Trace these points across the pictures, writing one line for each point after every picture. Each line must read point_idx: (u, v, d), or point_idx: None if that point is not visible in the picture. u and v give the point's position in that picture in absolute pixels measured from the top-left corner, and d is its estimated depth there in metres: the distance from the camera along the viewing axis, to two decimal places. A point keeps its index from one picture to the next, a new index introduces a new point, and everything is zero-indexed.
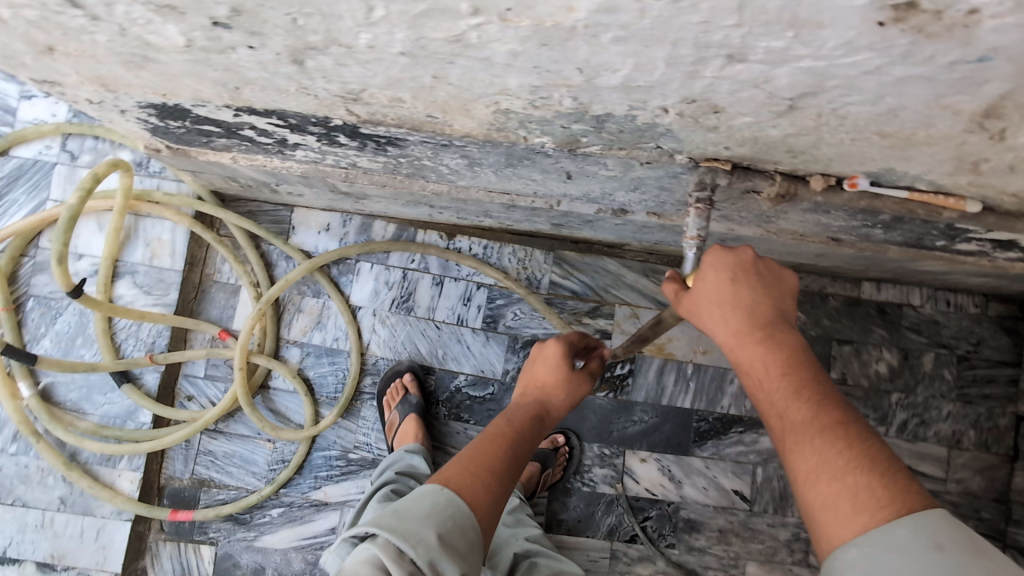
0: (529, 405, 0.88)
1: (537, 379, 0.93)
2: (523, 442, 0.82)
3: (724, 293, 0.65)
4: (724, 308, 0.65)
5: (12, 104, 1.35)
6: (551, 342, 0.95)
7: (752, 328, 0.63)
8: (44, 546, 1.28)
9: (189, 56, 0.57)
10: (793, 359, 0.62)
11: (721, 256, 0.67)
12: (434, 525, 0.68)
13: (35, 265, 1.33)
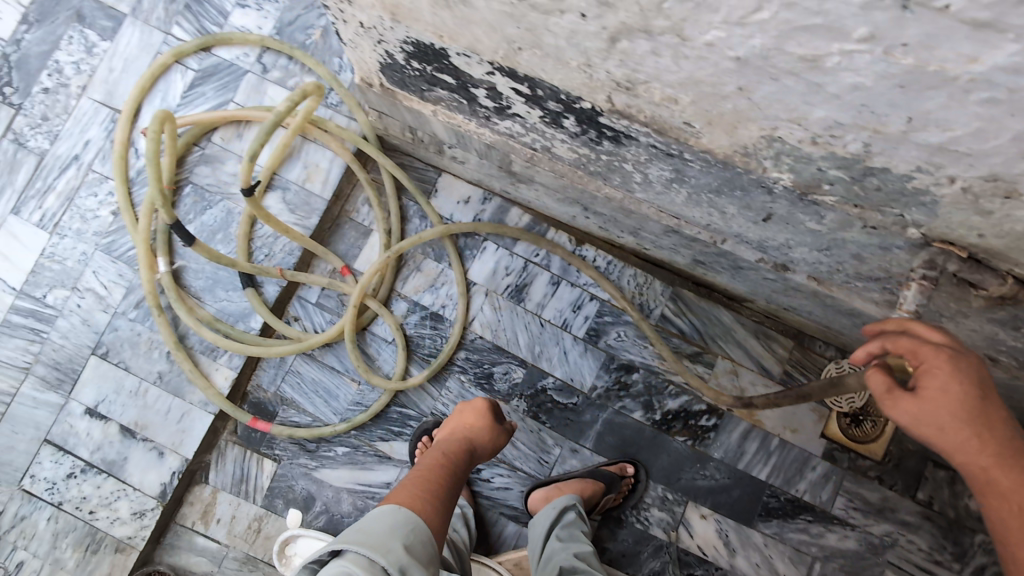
0: (457, 442, 1.13)
1: (466, 423, 1.18)
2: (456, 474, 1.06)
3: (969, 405, 0.60)
4: (974, 422, 0.61)
5: (227, 8, 1.44)
6: (480, 398, 1.21)
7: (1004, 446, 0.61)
8: (131, 412, 1.34)
9: (511, 8, 0.61)
10: None
11: (951, 354, 0.61)
12: (398, 539, 0.85)
13: (203, 156, 1.40)
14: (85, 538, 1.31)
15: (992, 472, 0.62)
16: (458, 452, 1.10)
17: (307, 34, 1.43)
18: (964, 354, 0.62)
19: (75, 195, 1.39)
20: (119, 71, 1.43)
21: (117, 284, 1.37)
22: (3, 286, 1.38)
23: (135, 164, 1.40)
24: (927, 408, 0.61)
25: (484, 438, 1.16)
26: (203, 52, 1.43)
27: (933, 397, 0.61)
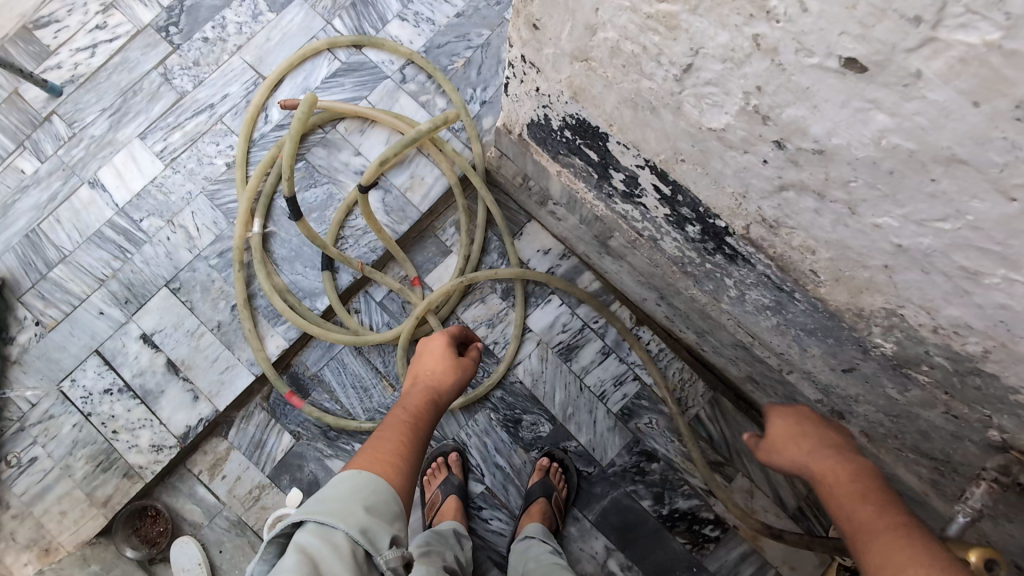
0: (420, 395, 0.91)
1: (425, 369, 0.96)
2: (425, 433, 0.88)
3: (804, 436, 0.73)
4: (808, 443, 0.72)
5: (387, 17, 1.55)
6: (440, 335, 0.98)
7: (847, 464, 0.68)
8: (181, 350, 1.39)
9: (698, 133, 0.67)
10: (868, 488, 0.64)
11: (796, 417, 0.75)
12: (361, 501, 0.76)
13: (323, 139, 1.49)
14: (99, 454, 1.35)
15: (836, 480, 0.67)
16: (422, 407, 0.90)
17: (451, 61, 1.53)
18: (807, 416, 0.76)
19: (198, 139, 1.48)
20: (274, 43, 1.53)
21: (209, 229, 1.45)
22: (108, 200, 1.46)
23: (261, 127, 1.49)
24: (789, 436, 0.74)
25: (450, 381, 0.95)
26: (354, 48, 1.53)
27: (787, 432, 0.74)
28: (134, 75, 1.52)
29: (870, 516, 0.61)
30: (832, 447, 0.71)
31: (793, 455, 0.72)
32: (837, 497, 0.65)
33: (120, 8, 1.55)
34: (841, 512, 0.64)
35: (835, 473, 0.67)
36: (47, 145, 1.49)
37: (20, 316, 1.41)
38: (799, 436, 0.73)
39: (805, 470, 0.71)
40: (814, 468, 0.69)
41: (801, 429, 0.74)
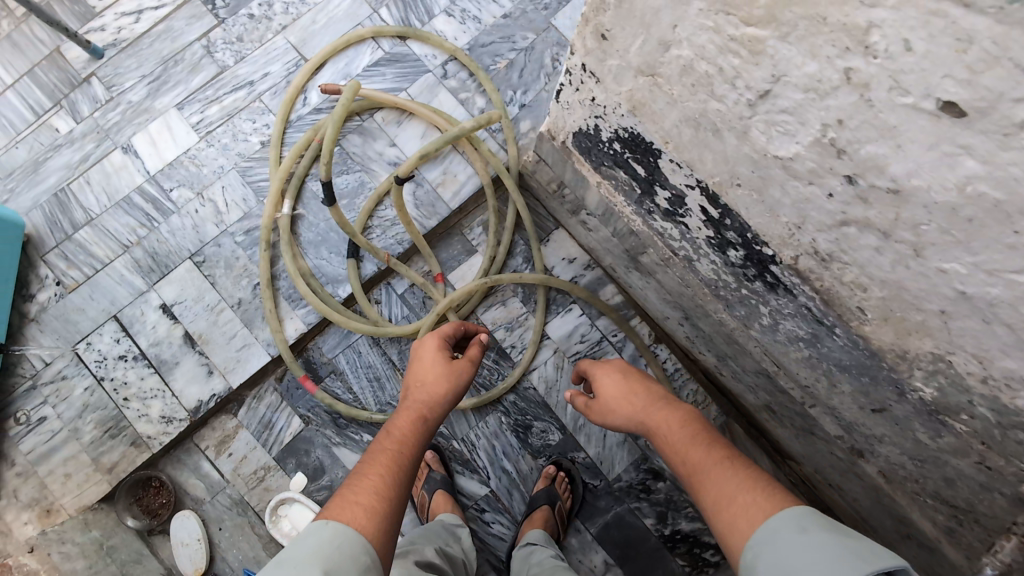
0: (413, 409, 0.94)
1: (418, 380, 1.00)
2: (415, 452, 0.90)
3: (622, 387, 0.96)
4: (631, 398, 0.94)
5: (434, 10, 1.54)
6: (429, 343, 1.04)
7: (659, 403, 0.91)
8: (200, 324, 1.39)
9: (762, 160, 0.66)
10: (687, 421, 0.86)
11: (614, 374, 0.98)
12: (322, 559, 0.67)
13: (360, 126, 1.48)
14: (109, 420, 1.34)
15: (664, 428, 0.87)
16: (411, 425, 0.92)
17: (494, 61, 1.52)
18: (619, 368, 0.99)
19: (235, 114, 1.48)
20: (319, 26, 1.52)
21: (237, 206, 1.44)
22: (139, 167, 1.46)
23: (299, 109, 1.48)
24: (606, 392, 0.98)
25: (441, 392, 0.98)
26: (399, 39, 1.52)
27: (612, 388, 0.97)
28: (176, 44, 1.51)
29: (699, 455, 0.81)
30: (659, 402, 0.91)
31: (630, 415, 0.93)
32: (671, 442, 0.86)
33: None
34: (679, 456, 0.83)
35: (668, 425, 0.87)
36: (84, 106, 1.48)
37: (42, 273, 1.40)
38: (623, 390, 0.95)
39: (645, 423, 0.91)
40: (651, 421, 0.90)
41: (633, 391, 0.95)
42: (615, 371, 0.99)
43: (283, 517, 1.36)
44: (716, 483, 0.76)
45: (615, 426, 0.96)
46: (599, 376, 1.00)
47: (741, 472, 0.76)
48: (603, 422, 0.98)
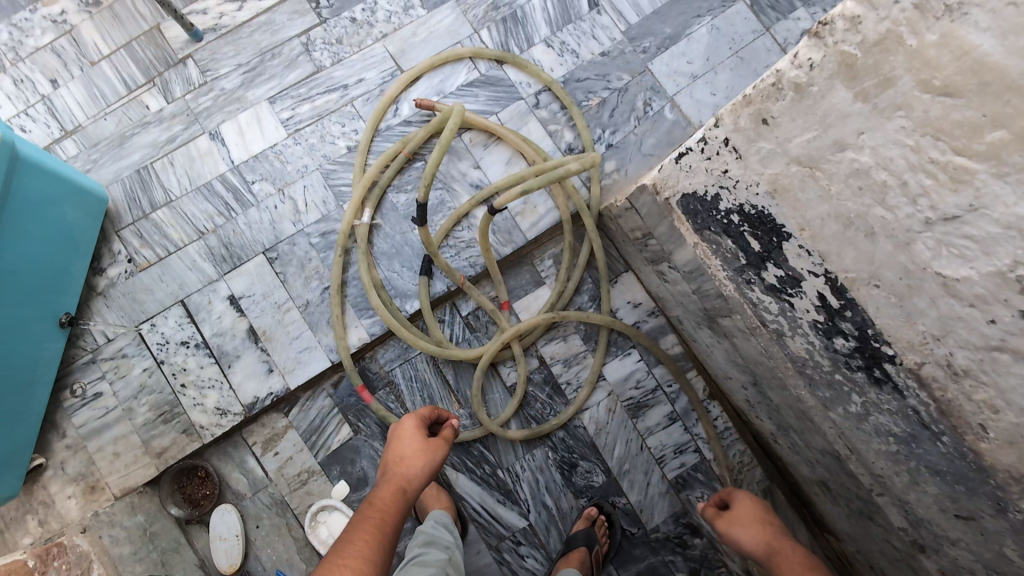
0: (390, 486, 0.95)
1: (397, 456, 1.01)
2: (392, 530, 0.91)
3: (755, 512, 1.00)
4: (763, 524, 0.98)
5: (534, 40, 1.55)
6: (408, 419, 1.05)
7: (784, 538, 0.95)
8: (265, 321, 1.40)
9: (917, 271, 0.67)
10: (808, 557, 0.91)
11: (750, 499, 1.02)
12: None
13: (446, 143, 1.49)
14: (164, 405, 1.35)
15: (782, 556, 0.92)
16: (389, 502, 0.93)
17: (587, 97, 1.53)
18: (752, 494, 1.04)
19: (326, 116, 1.49)
20: (419, 39, 1.53)
21: (316, 207, 1.45)
22: (224, 155, 1.46)
23: (389, 119, 1.49)
24: (739, 514, 1.00)
25: (419, 466, 0.99)
26: (495, 62, 1.53)
27: (747, 510, 1.00)
28: (276, 38, 1.52)
29: None
30: (788, 538, 0.95)
31: (755, 537, 0.97)
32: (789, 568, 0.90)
33: None
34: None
35: (791, 556, 0.91)
36: (177, 87, 1.48)
37: (114, 248, 1.41)
38: (760, 518, 0.99)
39: (768, 551, 0.94)
40: (779, 553, 0.93)
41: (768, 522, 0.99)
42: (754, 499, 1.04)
43: (321, 523, 1.35)
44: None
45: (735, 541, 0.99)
46: (742, 499, 1.02)
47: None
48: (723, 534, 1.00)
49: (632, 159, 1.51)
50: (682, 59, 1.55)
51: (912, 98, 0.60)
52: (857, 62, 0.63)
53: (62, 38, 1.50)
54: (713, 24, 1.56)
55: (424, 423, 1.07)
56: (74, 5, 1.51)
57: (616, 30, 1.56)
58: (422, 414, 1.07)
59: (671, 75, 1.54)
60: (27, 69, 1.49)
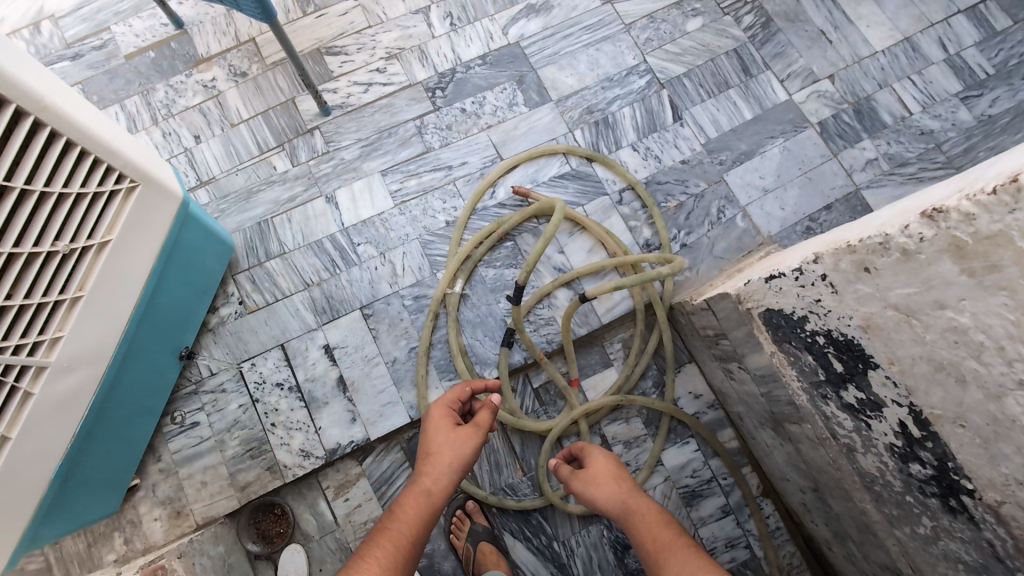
0: (419, 482, 1.12)
1: (426, 454, 1.17)
2: (421, 522, 1.06)
3: (609, 470, 1.16)
4: (615, 481, 1.14)
5: (622, 142, 1.71)
6: (435, 416, 1.22)
7: (630, 492, 1.11)
8: (355, 372, 1.51)
9: (1006, 421, 0.76)
10: (660, 512, 1.06)
11: (603, 457, 1.19)
12: None
13: (535, 227, 1.63)
14: (253, 440, 1.45)
15: (632, 512, 1.07)
16: (417, 499, 1.09)
17: (666, 199, 1.68)
18: (608, 455, 1.20)
19: (430, 192, 1.65)
20: (520, 132, 1.71)
21: (412, 272, 1.59)
22: (336, 217, 1.62)
23: (486, 199, 1.65)
24: (591, 474, 1.15)
25: (445, 460, 1.15)
26: (585, 159, 1.69)
27: (603, 471, 1.16)
28: (394, 119, 1.70)
29: (667, 535, 1.00)
30: (637, 492, 1.11)
31: (611, 494, 1.11)
32: (645, 525, 1.04)
33: (402, 61, 1.75)
34: (647, 534, 1.02)
35: (644, 508, 1.07)
36: (302, 153, 1.67)
37: (229, 290, 1.56)
38: (612, 475, 1.14)
39: (620, 504, 1.10)
40: (630, 504, 1.08)
41: (620, 474, 1.15)
42: (611, 458, 1.20)
43: None
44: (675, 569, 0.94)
45: (591, 498, 1.14)
46: (593, 453, 1.20)
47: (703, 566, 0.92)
48: (581, 491, 1.15)
49: (703, 259, 1.63)
50: (755, 173, 1.69)
51: (1017, 283, 0.69)
52: (968, 247, 0.74)
53: (210, 101, 1.70)
54: (785, 145, 1.71)
55: (452, 420, 1.22)
56: (224, 74, 1.72)
57: (696, 142, 1.72)
58: (449, 413, 1.24)
59: (744, 186, 1.69)
60: (175, 125, 1.69)
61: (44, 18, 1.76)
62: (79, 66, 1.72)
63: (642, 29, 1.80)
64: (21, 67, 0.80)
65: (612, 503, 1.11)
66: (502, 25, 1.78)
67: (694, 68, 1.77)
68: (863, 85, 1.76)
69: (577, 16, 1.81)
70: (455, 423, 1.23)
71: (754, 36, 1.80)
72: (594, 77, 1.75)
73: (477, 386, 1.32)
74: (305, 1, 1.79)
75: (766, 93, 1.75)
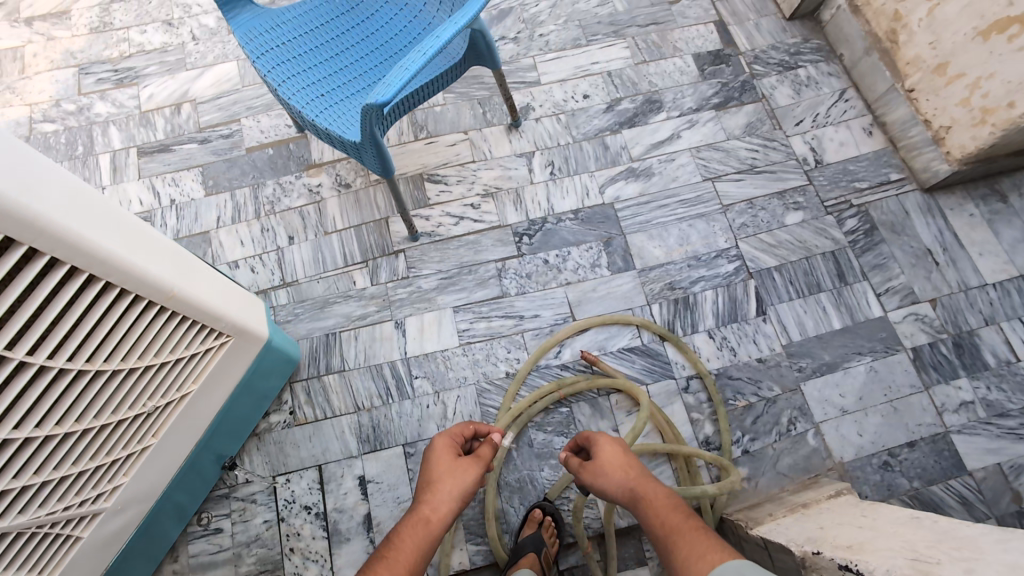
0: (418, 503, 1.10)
1: (426, 476, 1.15)
2: (425, 545, 1.05)
3: (619, 454, 1.16)
4: (626, 466, 1.13)
5: (699, 327, 1.66)
6: (439, 441, 1.19)
7: (646, 481, 1.10)
8: (382, 513, 1.48)
9: None
10: (677, 506, 1.03)
11: (613, 441, 1.18)
12: None
13: (593, 398, 1.60)
14: (268, 562, 1.45)
15: (649, 499, 1.06)
16: (412, 532, 1.06)
17: (734, 397, 1.60)
18: (615, 439, 1.19)
19: (497, 339, 1.65)
20: (597, 295, 1.69)
21: (462, 419, 1.58)
22: (401, 345, 1.64)
23: (550, 357, 1.64)
24: (602, 461, 1.16)
25: (443, 479, 1.13)
26: (658, 336, 1.65)
27: (614, 456, 1.15)
28: (477, 257, 1.73)
29: (688, 532, 0.96)
30: (653, 482, 1.10)
31: (622, 482, 1.11)
32: (658, 510, 1.03)
33: (496, 200, 1.79)
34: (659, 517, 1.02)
35: (658, 500, 1.05)
36: (383, 274, 1.71)
37: (283, 398, 1.59)
38: (624, 458, 1.15)
39: (632, 490, 1.09)
40: (643, 491, 1.08)
41: (630, 459, 1.15)
42: (618, 441, 1.20)
43: None
44: (689, 546, 0.94)
45: (601, 485, 1.15)
46: (601, 441, 1.18)
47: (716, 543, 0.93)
48: (592, 483, 1.15)
49: (764, 472, 1.54)
50: (834, 389, 1.60)
51: None
52: None
53: (311, 206, 1.79)
54: (871, 365, 1.62)
55: (452, 447, 1.20)
56: (330, 182, 1.82)
57: (777, 341, 1.65)
58: (451, 441, 1.21)
59: (821, 401, 1.59)
60: (275, 221, 1.78)
61: (186, 100, 1.92)
62: (204, 149, 1.86)
63: (739, 213, 1.77)
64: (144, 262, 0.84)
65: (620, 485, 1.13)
66: (600, 183, 1.81)
67: (787, 263, 1.72)
68: (967, 318, 1.65)
69: (675, 187, 1.81)
70: (455, 450, 1.20)
71: (856, 241, 1.73)
72: (682, 252, 1.73)
73: (480, 428, 1.29)
74: (418, 126, 1.88)
75: (859, 305, 1.67)
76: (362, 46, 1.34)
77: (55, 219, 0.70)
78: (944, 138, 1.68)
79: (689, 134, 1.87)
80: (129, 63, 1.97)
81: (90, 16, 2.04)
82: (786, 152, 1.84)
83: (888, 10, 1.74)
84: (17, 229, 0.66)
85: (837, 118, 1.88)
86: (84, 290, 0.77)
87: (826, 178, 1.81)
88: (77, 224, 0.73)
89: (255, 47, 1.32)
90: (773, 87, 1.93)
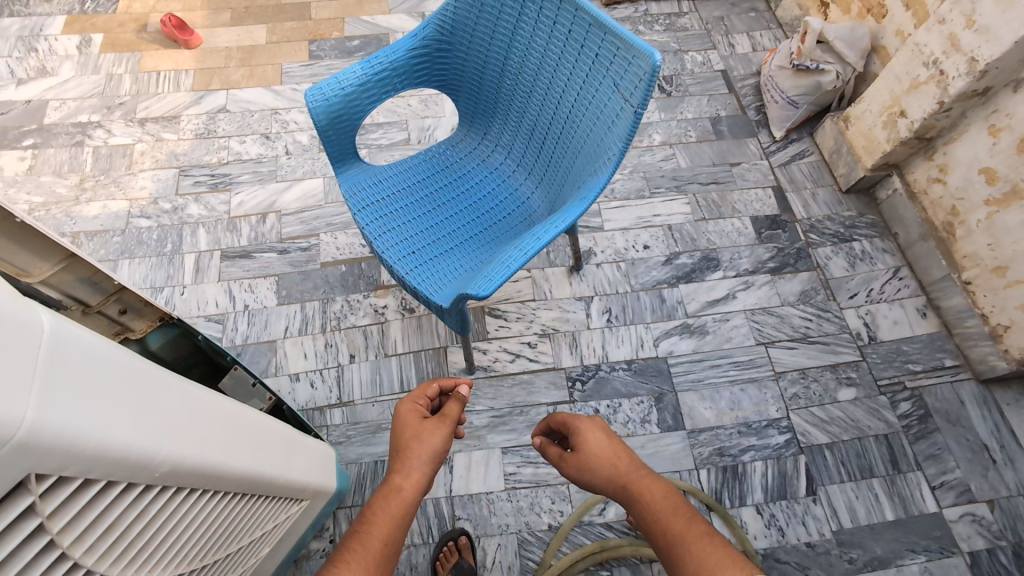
0: (391, 468, 1.00)
1: (398, 442, 1.04)
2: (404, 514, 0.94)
3: (606, 444, 1.02)
4: (613, 455, 1.00)
5: (747, 499, 1.64)
6: (404, 406, 1.10)
7: (636, 468, 0.98)
8: None
9: None
10: (672, 495, 0.91)
11: (598, 426, 1.04)
12: None
13: (636, 564, 1.55)
14: None
15: (641, 494, 0.93)
16: (384, 505, 0.94)
17: None
18: (597, 424, 1.04)
19: (542, 486, 1.65)
20: (645, 451, 1.69)
21: (500, 569, 1.56)
22: (446, 482, 1.65)
23: (594, 513, 1.62)
24: (586, 456, 1.01)
25: (414, 437, 1.04)
26: (703, 505, 1.63)
27: (603, 448, 1.01)
28: (529, 397, 1.76)
29: (685, 530, 0.86)
30: (645, 470, 0.98)
31: (612, 477, 0.98)
32: (658, 516, 0.89)
33: (553, 342, 1.84)
34: (661, 527, 0.88)
35: (652, 493, 0.93)
36: None
37: (325, 524, 1.59)
38: (611, 446, 1.01)
39: (624, 481, 0.97)
40: (634, 483, 0.96)
41: (619, 450, 1.00)
42: (600, 428, 1.03)
43: None
44: (695, 555, 0.82)
45: (591, 483, 1.02)
46: (586, 432, 1.04)
47: (728, 552, 0.81)
48: (577, 476, 1.03)
49: None
50: None
51: None
52: None
53: (374, 326, 1.86)
54: (926, 565, 1.56)
55: (419, 411, 1.10)
56: (395, 304, 1.90)
57: (827, 525, 1.61)
58: (417, 404, 1.11)
59: None
60: (338, 338, 1.85)
61: (271, 211, 2.06)
62: (282, 260, 1.97)
63: (791, 382, 1.79)
64: (251, 455, 0.80)
65: (609, 486, 0.99)
66: (654, 336, 1.86)
67: (839, 442, 1.71)
68: None
69: (728, 348, 1.84)
70: (423, 413, 1.10)
71: (909, 427, 1.73)
72: (733, 417, 1.74)
73: (444, 382, 1.18)
74: None
75: (913, 496, 1.64)
76: (453, 207, 1.47)
77: (208, 455, 0.66)
78: (1002, 336, 1.71)
79: (744, 296, 1.93)
80: (225, 170, 2.14)
81: (197, 122, 2.24)
82: (840, 324, 1.88)
83: (945, 204, 1.84)
84: (186, 479, 0.63)
85: (891, 295, 1.92)
86: (201, 505, 0.70)
87: (880, 356, 1.83)
88: (216, 448, 0.69)
89: (357, 201, 1.44)
90: (828, 257, 1.99)
